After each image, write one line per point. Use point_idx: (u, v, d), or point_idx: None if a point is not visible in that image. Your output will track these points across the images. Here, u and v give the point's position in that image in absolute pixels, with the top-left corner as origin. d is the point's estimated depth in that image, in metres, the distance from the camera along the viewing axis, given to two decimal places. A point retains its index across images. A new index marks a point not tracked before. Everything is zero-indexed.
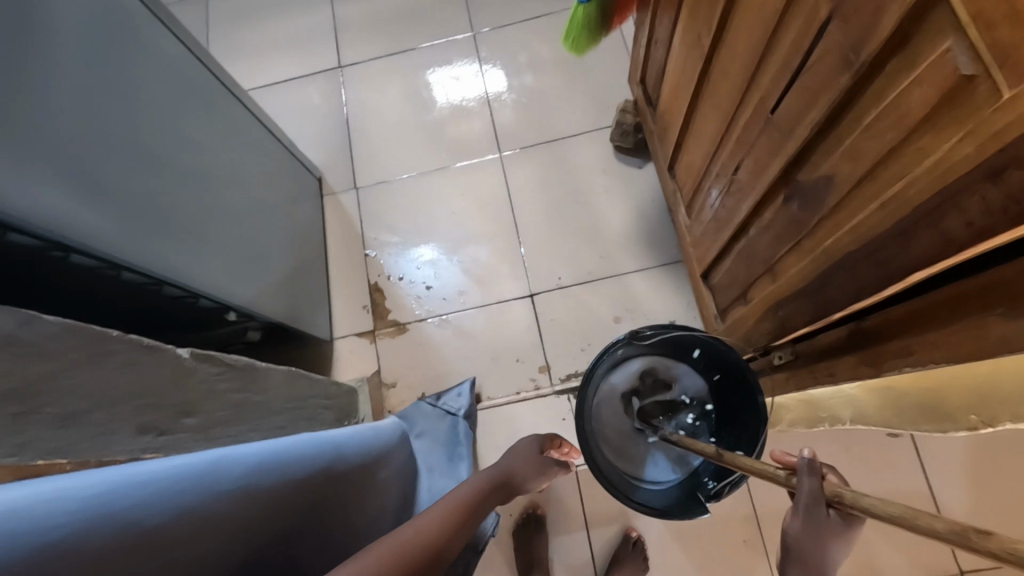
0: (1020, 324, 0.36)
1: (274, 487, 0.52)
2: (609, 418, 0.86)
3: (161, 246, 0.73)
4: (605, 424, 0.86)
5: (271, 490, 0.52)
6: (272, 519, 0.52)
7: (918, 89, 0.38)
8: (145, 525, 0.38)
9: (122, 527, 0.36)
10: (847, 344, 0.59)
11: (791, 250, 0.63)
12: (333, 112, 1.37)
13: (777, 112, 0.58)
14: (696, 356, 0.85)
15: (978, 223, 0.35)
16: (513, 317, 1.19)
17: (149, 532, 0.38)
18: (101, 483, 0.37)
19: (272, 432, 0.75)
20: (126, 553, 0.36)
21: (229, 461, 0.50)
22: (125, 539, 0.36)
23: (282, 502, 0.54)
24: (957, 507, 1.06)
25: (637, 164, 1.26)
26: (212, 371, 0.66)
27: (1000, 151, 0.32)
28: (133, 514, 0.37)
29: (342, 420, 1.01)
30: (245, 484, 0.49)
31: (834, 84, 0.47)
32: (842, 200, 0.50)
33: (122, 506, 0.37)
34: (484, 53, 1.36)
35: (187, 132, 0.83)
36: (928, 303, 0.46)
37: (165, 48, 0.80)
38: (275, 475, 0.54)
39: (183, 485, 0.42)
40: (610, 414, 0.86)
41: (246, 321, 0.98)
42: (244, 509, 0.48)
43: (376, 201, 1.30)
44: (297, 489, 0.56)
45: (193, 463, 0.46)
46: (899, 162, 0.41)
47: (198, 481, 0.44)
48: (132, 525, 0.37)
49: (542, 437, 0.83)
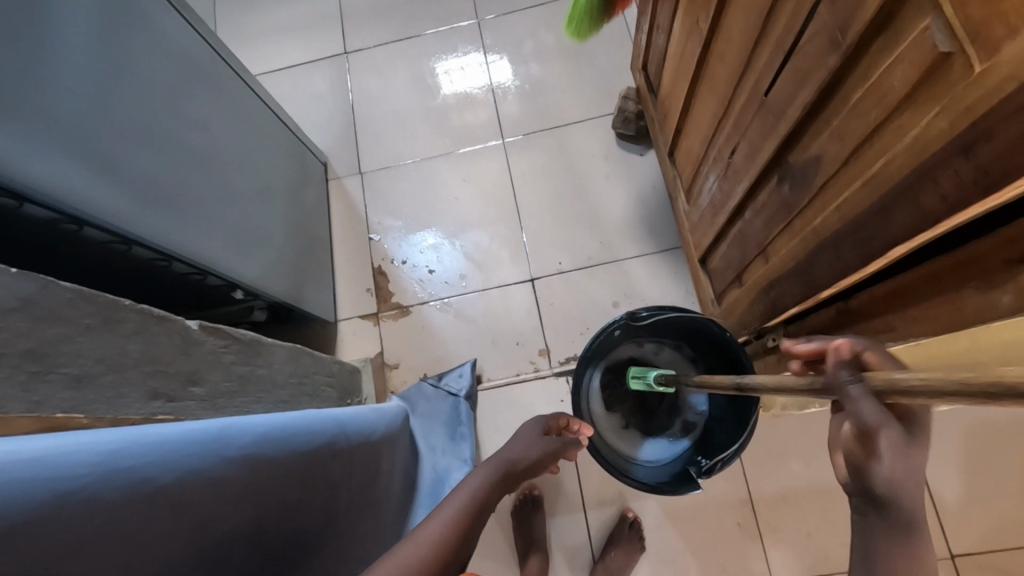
0: (993, 297, 0.38)
1: (281, 453, 0.55)
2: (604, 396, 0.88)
3: (168, 223, 0.74)
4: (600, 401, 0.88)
5: (276, 457, 0.54)
6: (279, 484, 0.54)
7: (900, 68, 0.39)
8: (158, 481, 0.39)
9: (139, 481, 0.38)
10: (837, 324, 0.61)
11: (782, 232, 0.65)
12: (337, 98, 1.39)
13: (770, 95, 0.59)
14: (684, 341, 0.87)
15: (951, 197, 0.36)
16: (514, 301, 1.21)
17: (162, 488, 0.40)
18: (118, 439, 0.39)
19: (275, 405, 0.78)
20: (143, 506, 0.38)
21: (236, 428, 0.51)
22: (141, 493, 0.38)
23: (289, 468, 0.56)
24: (948, 491, 1.07)
25: (638, 151, 1.27)
26: (219, 344, 0.69)
27: (972, 125, 0.33)
28: (148, 470, 0.39)
29: (344, 398, 1.03)
30: (250, 450, 0.50)
31: (821, 64, 0.48)
32: (829, 179, 0.52)
33: (140, 461, 0.39)
34: (488, 40, 1.37)
35: (194, 113, 0.85)
36: (911, 280, 0.48)
37: (174, 31, 0.82)
38: (280, 443, 0.56)
39: (193, 446, 0.44)
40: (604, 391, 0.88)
41: (253, 300, 1.01)
42: (251, 473, 0.49)
43: (380, 186, 1.32)
44: (301, 457, 0.58)
45: (202, 427, 0.48)
46: (882, 139, 0.43)
47: (208, 445, 0.46)
48: (147, 480, 0.39)
49: (547, 418, 0.80)
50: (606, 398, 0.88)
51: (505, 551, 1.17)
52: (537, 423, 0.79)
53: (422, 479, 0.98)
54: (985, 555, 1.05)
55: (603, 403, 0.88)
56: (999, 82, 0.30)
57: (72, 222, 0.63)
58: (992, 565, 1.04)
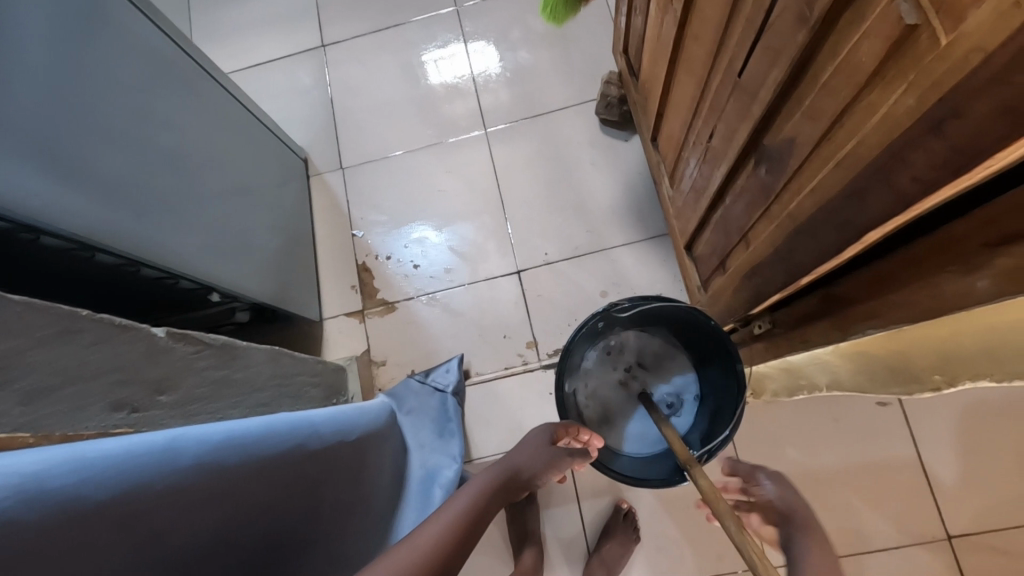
0: (968, 282, 0.36)
1: (248, 462, 0.53)
2: (590, 389, 0.87)
3: (138, 226, 0.72)
4: (587, 395, 0.87)
5: (242, 468, 0.52)
6: (246, 492, 0.52)
7: (868, 42, 0.37)
8: (96, 500, 0.38)
9: (74, 501, 0.36)
10: (819, 310, 0.59)
11: (761, 217, 0.63)
12: (316, 92, 1.36)
13: (744, 75, 0.57)
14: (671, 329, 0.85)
15: (922, 178, 0.34)
16: (501, 294, 1.19)
17: (100, 506, 0.38)
18: (54, 457, 0.37)
19: (253, 409, 0.76)
20: (80, 526, 0.36)
21: (195, 438, 0.50)
22: (76, 513, 0.36)
23: (258, 477, 0.54)
24: (944, 472, 1.06)
25: (622, 137, 1.24)
26: (189, 350, 0.66)
27: (940, 101, 0.31)
28: (83, 490, 0.37)
29: (330, 397, 1.02)
30: (210, 460, 0.49)
31: (792, 41, 0.46)
32: (804, 162, 0.49)
33: (74, 481, 0.37)
34: (467, 28, 1.34)
35: (165, 114, 0.83)
36: (891, 264, 0.45)
37: (140, 31, 0.79)
38: (245, 451, 0.54)
39: (140, 461, 0.43)
40: (592, 385, 0.88)
41: (232, 301, 0.99)
42: (210, 484, 0.48)
43: (363, 181, 1.30)
44: (272, 464, 0.57)
45: (153, 440, 0.46)
46: (855, 118, 0.41)
47: (157, 458, 0.44)
48: (83, 500, 0.37)
49: (553, 427, 0.80)
50: (594, 391, 0.88)
51: (500, 546, 1.17)
52: (543, 434, 0.79)
53: (412, 478, 0.92)
54: (981, 535, 1.04)
55: (591, 396, 0.88)
56: (967, 52, 0.28)
57: (29, 231, 0.61)
58: (989, 545, 1.03)
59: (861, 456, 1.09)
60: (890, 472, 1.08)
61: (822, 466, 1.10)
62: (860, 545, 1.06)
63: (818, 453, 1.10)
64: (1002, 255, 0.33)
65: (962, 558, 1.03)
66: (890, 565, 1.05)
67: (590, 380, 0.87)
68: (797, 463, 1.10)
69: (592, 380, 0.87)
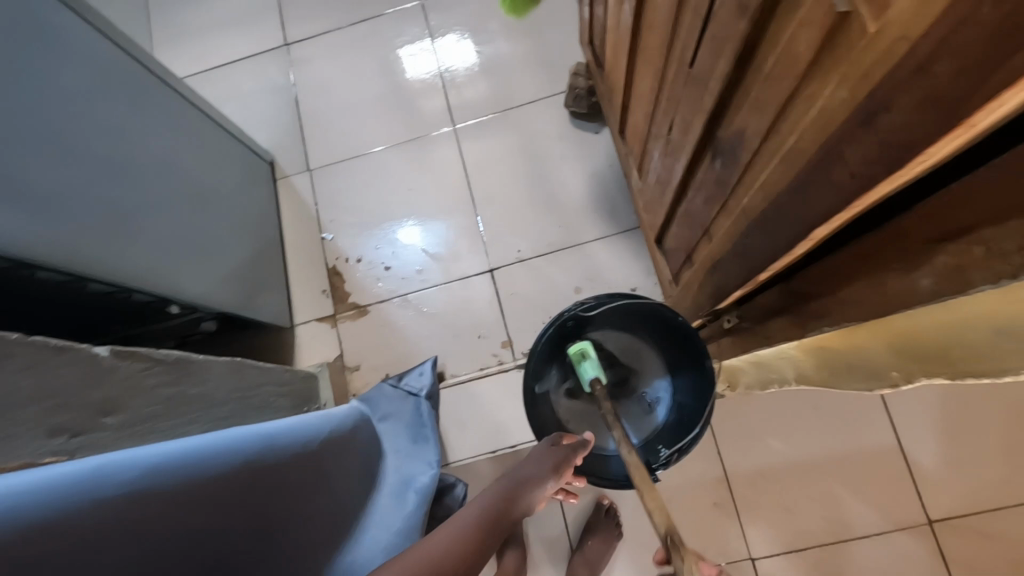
0: (914, 279, 0.34)
1: (202, 482, 0.51)
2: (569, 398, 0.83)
3: (85, 241, 0.70)
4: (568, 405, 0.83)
5: (201, 487, 0.51)
6: (204, 510, 0.50)
7: (803, 31, 0.35)
8: (36, 524, 0.35)
9: (28, 526, 0.35)
10: (780, 305, 0.58)
11: (720, 211, 0.61)
12: (280, 93, 1.33)
13: (695, 66, 0.55)
14: (644, 331, 0.82)
15: (860, 174, 0.32)
16: (473, 294, 1.17)
17: (43, 531, 0.36)
18: (5, 480, 0.36)
19: (213, 425, 0.74)
20: (31, 548, 0.34)
21: (148, 459, 0.48)
22: (15, 536, 0.34)
23: (214, 495, 0.52)
24: (924, 457, 1.06)
25: (593, 129, 1.22)
26: (138, 368, 0.64)
27: (872, 93, 0.29)
28: (23, 513, 0.35)
29: (300, 406, 1.00)
30: (165, 482, 0.47)
31: (735, 30, 0.44)
32: (755, 155, 0.48)
33: (13, 503, 0.35)
34: (433, 22, 1.31)
35: (114, 119, 0.80)
36: (841, 260, 0.44)
37: (83, 37, 0.76)
38: (199, 468, 0.52)
39: (88, 485, 0.41)
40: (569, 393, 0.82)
41: (194, 312, 0.96)
42: (161, 504, 0.46)
43: (331, 182, 1.27)
44: (229, 481, 0.55)
45: (104, 463, 0.44)
46: (796, 111, 0.39)
47: (107, 481, 0.43)
48: (23, 524, 0.34)
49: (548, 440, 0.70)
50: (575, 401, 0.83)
51: None
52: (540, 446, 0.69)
53: (385, 483, 0.88)
54: (962, 519, 1.03)
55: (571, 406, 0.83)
56: (892, 42, 0.27)
57: None
58: (970, 528, 1.03)
59: (840, 444, 1.09)
60: (870, 459, 1.08)
61: (802, 455, 1.09)
62: (843, 533, 1.06)
63: (799, 443, 1.10)
64: (943, 252, 0.32)
65: (944, 542, 1.03)
66: (873, 552, 1.05)
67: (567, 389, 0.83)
68: (781, 454, 1.09)
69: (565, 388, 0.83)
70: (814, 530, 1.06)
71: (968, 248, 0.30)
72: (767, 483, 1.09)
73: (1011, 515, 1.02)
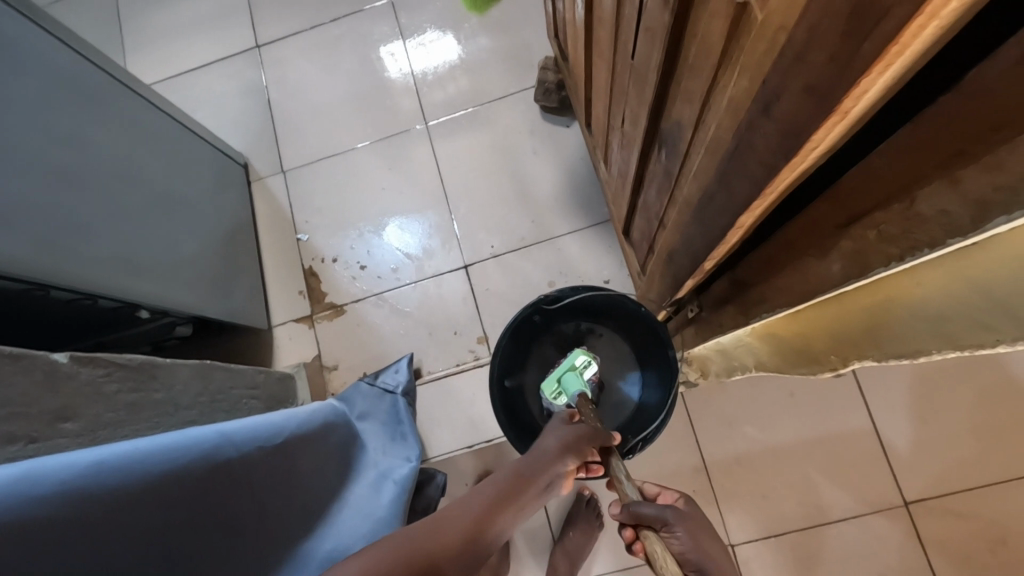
0: (828, 264, 0.35)
1: (165, 481, 0.52)
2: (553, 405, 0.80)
3: (49, 251, 0.71)
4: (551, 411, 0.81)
5: (165, 484, 0.52)
6: (165, 509, 0.51)
7: (713, 23, 0.36)
8: None
9: None
10: (729, 294, 0.59)
11: (670, 202, 0.62)
12: (252, 96, 1.33)
13: (636, 59, 0.55)
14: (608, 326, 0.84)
15: (766, 161, 0.33)
16: (448, 291, 1.17)
17: None
18: None
19: (178, 428, 0.75)
20: None
21: (113, 457, 0.49)
22: None
23: (178, 494, 0.53)
24: (898, 439, 1.07)
25: (564, 123, 1.22)
26: (97, 374, 0.64)
27: (765, 83, 0.30)
28: None
29: (274, 407, 1.00)
30: (128, 480, 0.48)
31: (661, 22, 0.44)
32: (690, 146, 0.48)
33: None
34: (403, 20, 1.31)
35: (78, 127, 0.80)
36: (773, 247, 0.45)
37: (43, 47, 0.76)
38: (164, 466, 0.53)
39: (44, 485, 0.42)
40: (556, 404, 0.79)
41: (163, 317, 0.97)
42: (118, 503, 0.46)
43: (305, 183, 1.27)
44: (194, 480, 0.55)
45: (63, 462, 0.45)
46: (716, 101, 0.39)
47: (67, 480, 0.43)
48: None
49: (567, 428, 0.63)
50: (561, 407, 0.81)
51: None
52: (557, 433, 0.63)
53: (364, 473, 0.86)
54: (936, 500, 1.04)
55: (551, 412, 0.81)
56: (775, 31, 0.27)
57: None
58: (944, 508, 1.04)
59: (815, 429, 1.09)
60: (844, 444, 1.08)
61: (777, 441, 1.10)
62: (820, 517, 1.07)
63: (774, 429, 1.11)
64: (848, 236, 0.32)
65: (919, 523, 1.04)
66: (849, 535, 1.06)
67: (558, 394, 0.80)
68: (757, 440, 1.10)
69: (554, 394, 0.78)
70: (790, 516, 1.07)
71: (866, 232, 0.30)
72: (743, 469, 1.10)
73: (984, 495, 1.03)
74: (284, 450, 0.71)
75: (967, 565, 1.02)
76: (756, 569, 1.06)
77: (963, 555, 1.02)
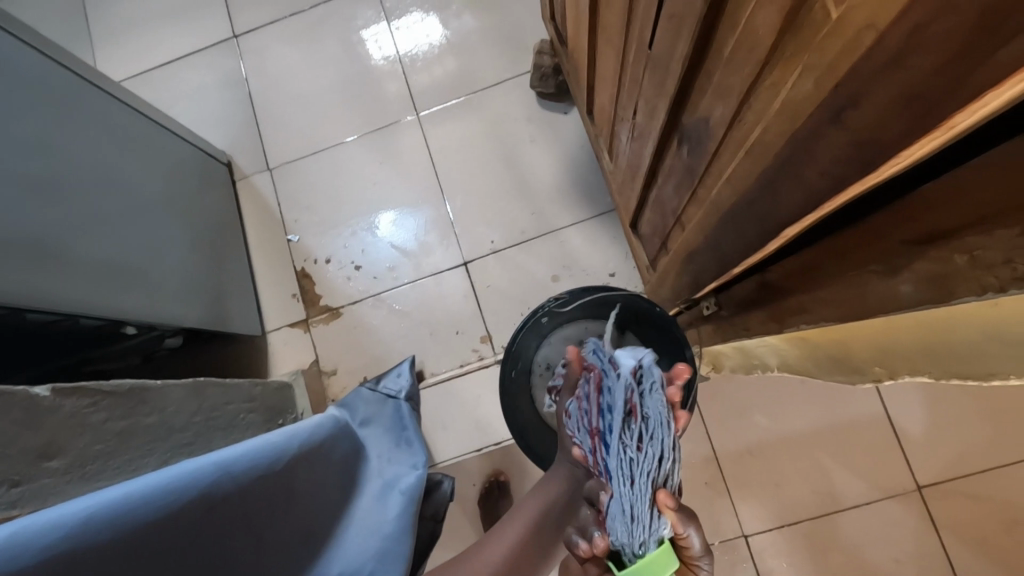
0: (894, 284, 0.32)
1: (162, 525, 0.48)
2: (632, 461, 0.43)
3: (23, 272, 0.66)
4: (633, 397, 0.43)
5: (164, 528, 0.48)
6: (156, 558, 0.47)
7: (761, 14, 0.31)
8: None
9: None
10: (756, 297, 0.55)
11: (691, 201, 0.58)
12: (232, 90, 1.26)
13: (654, 48, 0.50)
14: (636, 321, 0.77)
15: (829, 174, 0.29)
16: (447, 289, 1.13)
17: None
18: None
19: (172, 453, 0.71)
20: None
21: (113, 501, 0.46)
22: None
23: (172, 539, 0.49)
24: (911, 424, 1.05)
25: (562, 109, 1.17)
26: (83, 405, 0.60)
27: (837, 88, 0.26)
28: None
29: (272, 419, 0.97)
30: (126, 526, 0.45)
31: (691, 9, 0.39)
32: (721, 145, 0.44)
33: None
34: (388, 3, 1.24)
35: (45, 134, 0.74)
36: (818, 255, 0.41)
37: (11, 55, 0.70)
38: (164, 507, 0.49)
39: (32, 544, 0.38)
40: (638, 478, 0.42)
41: (152, 331, 0.93)
42: (108, 554, 0.43)
43: (293, 181, 1.22)
44: (192, 520, 0.52)
45: (57, 514, 0.42)
46: (761, 99, 0.35)
47: (52, 540, 0.39)
48: None
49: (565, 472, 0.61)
50: (634, 443, 0.42)
51: None
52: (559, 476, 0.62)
53: (367, 484, 0.82)
54: (950, 483, 1.03)
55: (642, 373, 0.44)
56: (859, 29, 0.23)
57: None
58: (958, 491, 1.03)
59: (826, 416, 1.08)
60: (857, 431, 1.07)
61: (789, 430, 1.08)
62: (832, 505, 1.05)
63: (783, 417, 1.09)
64: (924, 257, 0.29)
65: (933, 507, 1.03)
66: (863, 522, 1.04)
67: (616, 470, 0.43)
68: (766, 430, 1.09)
69: (635, 513, 0.43)
70: (804, 504, 1.06)
71: (950, 256, 0.27)
72: (754, 459, 1.08)
73: (999, 476, 1.02)
74: (287, 474, 0.67)
75: (981, 547, 1.01)
76: (770, 558, 1.05)
77: (977, 537, 1.01)
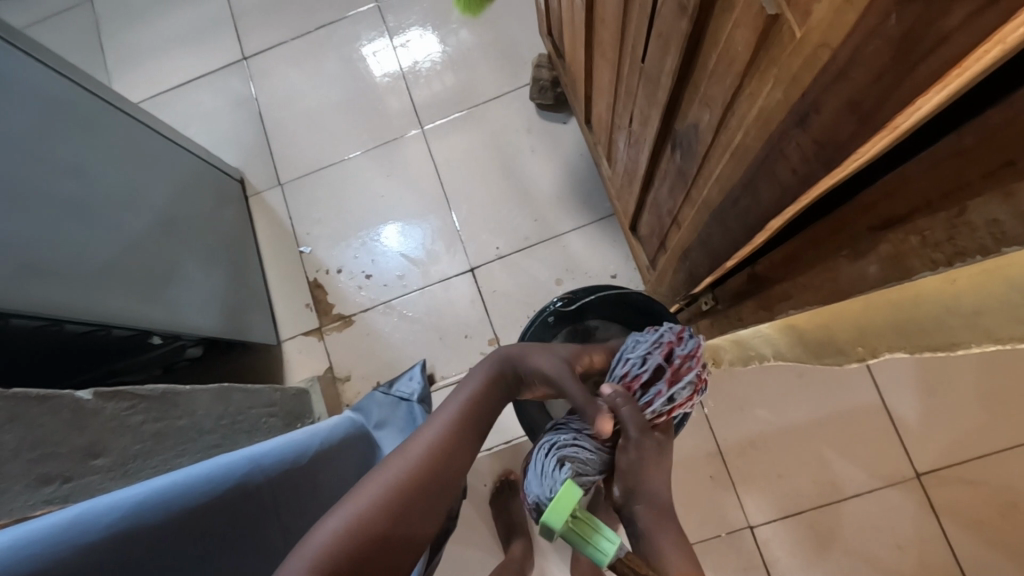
0: (862, 266, 0.36)
1: (203, 512, 0.52)
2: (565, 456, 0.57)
3: (54, 288, 0.70)
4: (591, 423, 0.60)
5: (206, 515, 0.52)
6: (199, 543, 0.51)
7: (737, 33, 0.36)
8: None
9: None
10: (747, 289, 0.60)
11: (685, 201, 0.62)
12: (243, 109, 1.31)
13: (646, 62, 0.55)
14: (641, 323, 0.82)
15: (800, 170, 0.34)
16: (456, 294, 1.18)
17: None
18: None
19: (202, 454, 0.74)
20: None
21: (156, 490, 0.49)
22: None
23: (213, 525, 0.53)
24: (909, 413, 1.09)
25: (561, 120, 1.22)
26: (122, 407, 0.64)
27: (802, 96, 0.30)
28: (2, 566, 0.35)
29: (291, 423, 1.00)
30: (170, 511, 0.49)
31: (677, 28, 0.44)
32: (710, 149, 0.49)
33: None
34: (391, 23, 1.30)
35: (68, 154, 0.78)
36: (798, 245, 0.46)
37: (20, 71, 0.74)
38: (204, 495, 0.53)
39: (82, 529, 0.42)
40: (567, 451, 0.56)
41: (176, 341, 0.97)
42: (156, 537, 0.47)
43: (304, 195, 1.26)
44: (231, 508, 0.56)
45: (104, 504, 0.45)
46: (742, 107, 0.39)
47: (106, 523, 0.43)
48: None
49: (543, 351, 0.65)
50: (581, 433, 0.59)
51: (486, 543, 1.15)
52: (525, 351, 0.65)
53: None
54: (948, 470, 1.06)
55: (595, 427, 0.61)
56: (816, 47, 0.27)
57: None
58: (956, 477, 1.06)
59: (825, 408, 1.11)
60: (855, 421, 1.10)
61: (790, 422, 1.12)
62: (835, 494, 1.08)
63: (785, 410, 1.12)
64: (885, 240, 0.33)
65: (932, 493, 1.06)
66: (865, 511, 1.07)
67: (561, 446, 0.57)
68: (767, 423, 1.12)
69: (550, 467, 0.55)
70: (806, 494, 1.09)
71: (907, 237, 0.31)
72: (757, 452, 1.11)
73: (994, 462, 1.05)
74: (313, 470, 0.71)
75: (979, 531, 1.04)
76: (776, 548, 1.08)
77: (976, 521, 1.04)
